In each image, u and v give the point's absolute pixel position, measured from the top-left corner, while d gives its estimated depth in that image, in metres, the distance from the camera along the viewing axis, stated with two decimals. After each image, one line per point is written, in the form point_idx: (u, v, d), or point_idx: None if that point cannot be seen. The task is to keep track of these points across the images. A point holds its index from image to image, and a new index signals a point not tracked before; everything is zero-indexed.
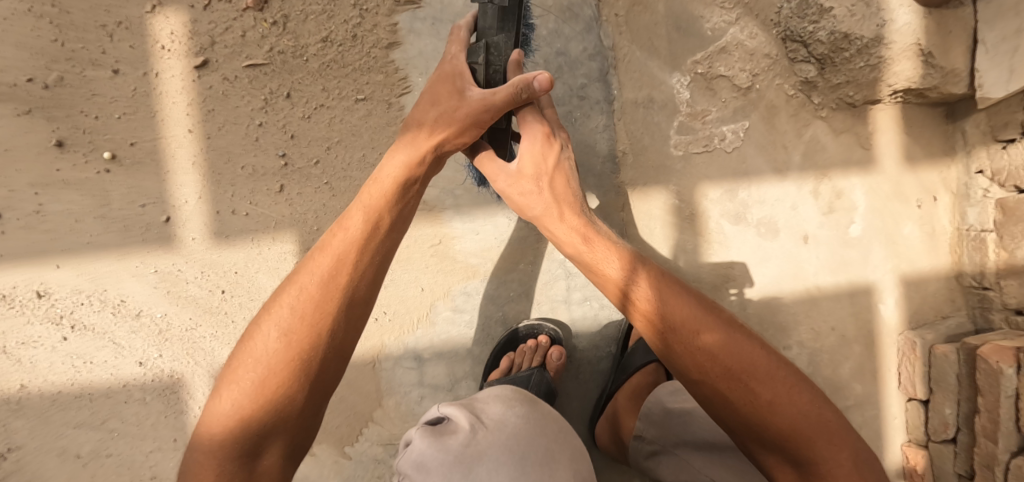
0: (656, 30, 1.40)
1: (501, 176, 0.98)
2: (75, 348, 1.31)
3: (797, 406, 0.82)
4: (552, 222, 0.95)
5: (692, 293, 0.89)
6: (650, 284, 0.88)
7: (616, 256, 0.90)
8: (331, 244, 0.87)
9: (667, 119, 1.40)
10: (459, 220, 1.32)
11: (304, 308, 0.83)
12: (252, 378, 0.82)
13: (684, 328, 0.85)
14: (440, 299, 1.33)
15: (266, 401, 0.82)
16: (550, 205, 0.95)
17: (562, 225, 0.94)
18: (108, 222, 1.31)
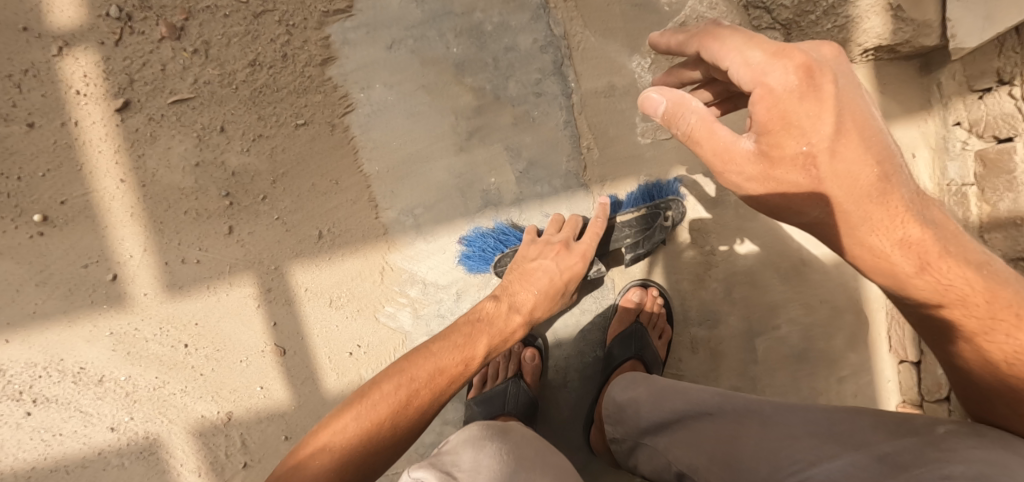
0: (610, 10, 1.26)
1: (763, 62, 0.72)
2: (40, 422, 1.24)
3: (960, 273, 0.78)
4: (810, 106, 0.74)
5: (823, 141, 0.75)
6: (865, 157, 0.77)
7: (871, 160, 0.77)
8: (420, 363, 0.95)
9: (633, 106, 1.28)
10: (421, 240, 1.25)
11: (453, 353, 0.99)
12: (416, 376, 0.93)
13: (881, 206, 0.79)
14: (414, 325, 1.27)
15: (417, 392, 0.92)
16: (807, 91, 0.73)
17: (815, 105, 0.74)
18: (50, 288, 1.23)
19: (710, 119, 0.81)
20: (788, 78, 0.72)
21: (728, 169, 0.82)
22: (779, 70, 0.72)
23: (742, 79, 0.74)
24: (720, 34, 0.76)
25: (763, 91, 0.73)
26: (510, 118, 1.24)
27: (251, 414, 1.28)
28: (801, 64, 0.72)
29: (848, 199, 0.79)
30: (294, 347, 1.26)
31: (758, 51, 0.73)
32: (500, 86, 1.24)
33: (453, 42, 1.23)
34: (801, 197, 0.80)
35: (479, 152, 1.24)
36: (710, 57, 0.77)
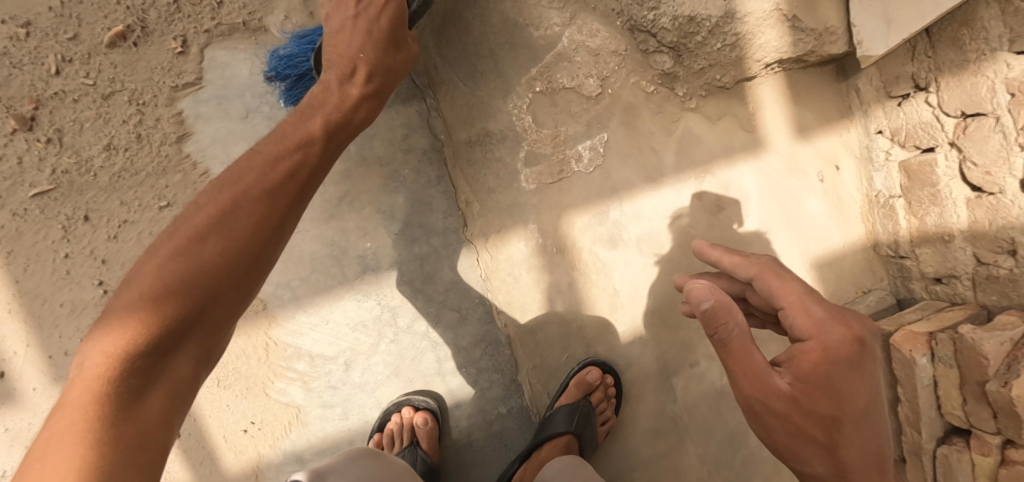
0: (477, 51, 1.18)
1: (836, 327, 0.75)
2: None
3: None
4: (854, 374, 0.75)
5: (853, 411, 0.75)
6: (871, 423, 0.76)
7: (874, 428, 0.76)
8: (283, 185, 0.73)
9: (513, 151, 1.21)
10: (301, 313, 1.20)
11: (238, 214, 0.70)
12: (210, 266, 0.68)
13: (880, 479, 0.76)
14: (307, 398, 1.23)
15: (215, 293, 0.68)
16: (855, 356, 0.75)
17: (849, 376, 0.74)
18: None
19: (748, 340, 0.75)
20: (829, 336, 0.75)
21: (753, 398, 0.76)
22: (817, 312, 0.76)
23: (793, 321, 0.77)
24: (783, 273, 0.80)
25: (814, 344, 0.75)
26: (380, 179, 1.18)
27: None
28: (853, 337, 0.75)
29: (844, 453, 0.75)
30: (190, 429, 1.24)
31: (817, 309, 0.76)
32: (366, 145, 1.17)
33: None
34: (804, 434, 0.75)
35: (350, 218, 1.18)
36: (767, 290, 0.79)
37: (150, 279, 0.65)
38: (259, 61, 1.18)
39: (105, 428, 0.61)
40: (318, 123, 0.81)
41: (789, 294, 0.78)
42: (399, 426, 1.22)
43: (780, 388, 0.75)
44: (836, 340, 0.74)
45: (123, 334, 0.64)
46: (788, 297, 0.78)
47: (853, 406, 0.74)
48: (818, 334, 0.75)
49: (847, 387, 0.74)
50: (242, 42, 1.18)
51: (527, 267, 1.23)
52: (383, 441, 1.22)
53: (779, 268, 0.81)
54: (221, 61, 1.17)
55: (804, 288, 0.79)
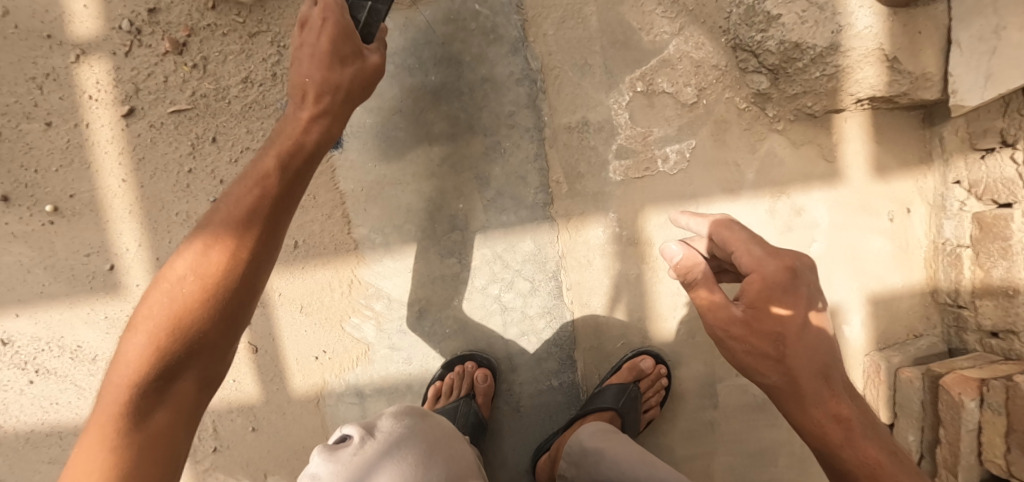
0: (590, 45, 1.27)
1: (772, 247, 0.86)
2: (44, 389, 1.40)
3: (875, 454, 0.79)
4: (795, 290, 0.83)
5: (789, 322, 0.83)
6: (816, 331, 0.84)
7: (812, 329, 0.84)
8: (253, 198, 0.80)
9: (605, 143, 1.29)
10: (388, 258, 1.30)
11: (187, 281, 0.77)
12: (163, 292, 0.77)
13: (825, 386, 0.83)
14: (377, 338, 1.33)
15: (190, 293, 0.76)
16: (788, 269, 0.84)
17: (789, 294, 0.83)
18: (52, 272, 1.36)
19: (711, 282, 0.89)
20: (755, 252, 0.85)
21: (705, 320, 0.89)
22: (739, 234, 0.88)
23: (726, 247, 0.89)
24: (732, 225, 0.90)
25: (756, 275, 0.84)
26: (480, 148, 1.27)
27: (223, 404, 1.38)
28: (789, 256, 0.86)
29: (784, 358, 0.84)
30: (266, 347, 1.35)
31: (741, 234, 0.88)
32: (475, 115, 1.27)
33: (431, 70, 1.26)
34: (755, 342, 0.85)
35: (449, 178, 1.28)
36: (720, 239, 0.90)
37: (132, 357, 0.75)
38: (394, 22, 1.26)
39: (117, 435, 0.73)
40: (313, 138, 0.87)
41: (728, 233, 0.89)
42: (461, 375, 1.29)
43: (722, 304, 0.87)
44: (773, 264, 0.83)
45: (143, 340, 0.76)
46: (726, 236, 0.89)
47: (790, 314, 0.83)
48: (747, 252, 0.86)
49: (778, 299, 0.83)
50: None
51: (601, 252, 1.31)
52: (442, 389, 1.30)
53: (719, 219, 0.93)
54: None
55: (740, 227, 0.90)
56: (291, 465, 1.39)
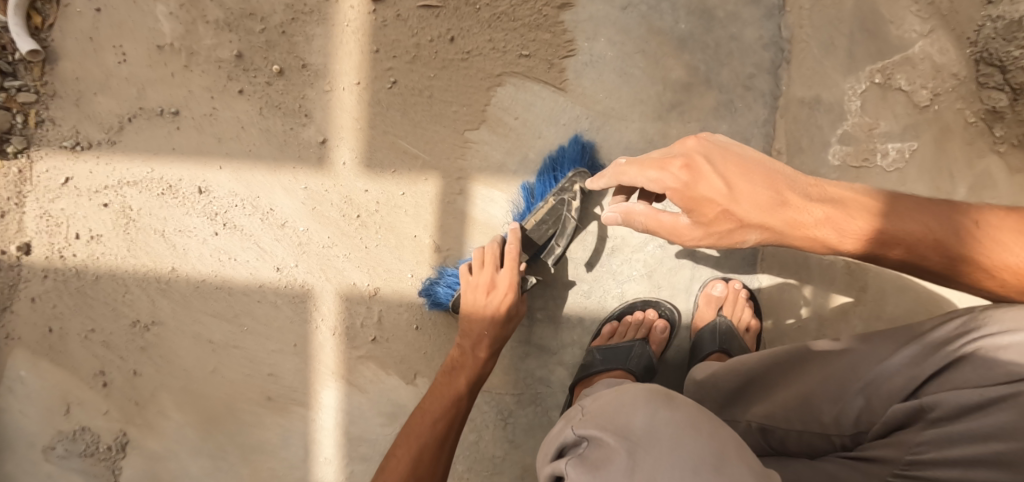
0: (840, 28, 1.30)
1: (702, 163, 0.90)
2: (228, 243, 1.44)
3: (1011, 250, 0.77)
4: (756, 176, 0.89)
5: (809, 218, 0.86)
6: (784, 184, 0.89)
7: (814, 216, 0.86)
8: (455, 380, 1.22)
9: (832, 125, 1.31)
10: (596, 190, 1.32)
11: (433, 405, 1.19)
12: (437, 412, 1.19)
13: (886, 215, 0.84)
14: (564, 265, 1.35)
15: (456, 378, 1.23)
16: (738, 165, 0.90)
17: (755, 181, 0.88)
18: (268, 133, 1.41)
19: (654, 212, 0.94)
20: (716, 183, 0.88)
21: (809, 240, 0.88)
22: (679, 177, 0.89)
23: (680, 201, 0.89)
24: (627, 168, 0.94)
25: (674, 195, 0.90)
26: (711, 103, 1.30)
27: (395, 295, 1.40)
28: (728, 163, 0.90)
29: (868, 214, 0.85)
30: (450, 249, 1.38)
31: (653, 174, 0.91)
32: (714, 70, 1.30)
33: (682, 19, 1.30)
34: (883, 255, 0.85)
35: (675, 124, 1.30)
36: (630, 177, 0.94)
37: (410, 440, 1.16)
38: None
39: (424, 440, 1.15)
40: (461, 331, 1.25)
41: (630, 174, 0.93)
42: (637, 319, 1.31)
43: (789, 205, 0.87)
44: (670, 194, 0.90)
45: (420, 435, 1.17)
46: (641, 179, 0.93)
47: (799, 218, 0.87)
48: (711, 188, 0.87)
49: (766, 210, 0.87)
50: None
51: None
52: (612, 329, 1.32)
53: (664, 155, 0.95)
54: None
55: (682, 152, 0.92)
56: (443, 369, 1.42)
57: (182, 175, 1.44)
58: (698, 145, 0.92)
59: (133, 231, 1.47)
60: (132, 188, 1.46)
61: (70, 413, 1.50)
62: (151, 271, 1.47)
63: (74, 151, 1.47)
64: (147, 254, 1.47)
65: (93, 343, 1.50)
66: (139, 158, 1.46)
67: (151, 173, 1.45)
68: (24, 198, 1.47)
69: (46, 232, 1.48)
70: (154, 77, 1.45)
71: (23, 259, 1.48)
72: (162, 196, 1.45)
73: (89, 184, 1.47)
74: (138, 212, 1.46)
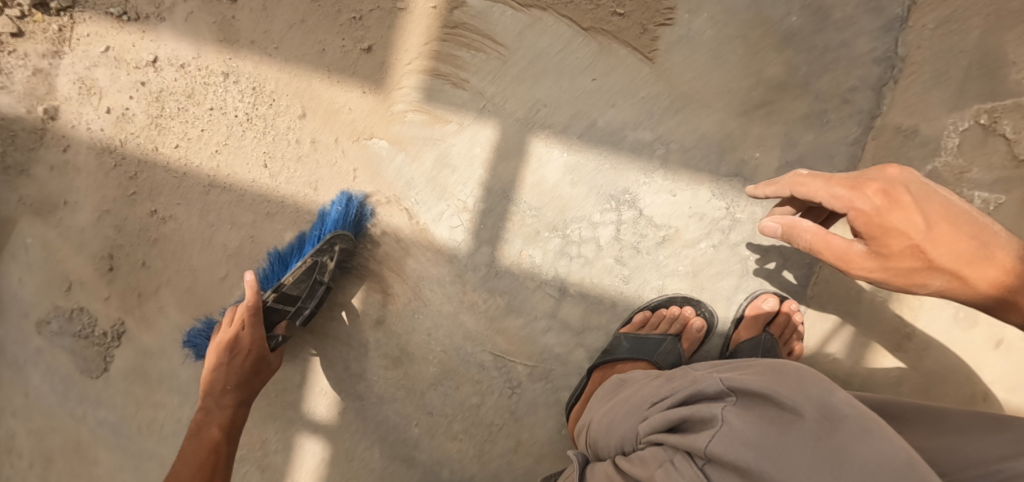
0: (957, 57, 1.21)
1: (904, 192, 0.85)
2: (265, 150, 1.35)
3: None
4: (963, 224, 0.83)
5: (1004, 273, 0.79)
6: (988, 239, 0.82)
7: (1009, 273, 0.79)
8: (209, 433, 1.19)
9: (923, 159, 1.23)
10: (661, 175, 1.24)
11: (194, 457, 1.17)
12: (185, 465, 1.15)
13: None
14: (608, 249, 1.27)
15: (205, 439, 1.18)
16: (942, 206, 0.84)
17: (959, 229, 0.83)
18: (322, 41, 1.30)
19: (825, 232, 0.91)
20: (914, 217, 0.83)
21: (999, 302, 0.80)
22: (871, 201, 0.86)
23: (863, 226, 0.86)
24: (805, 180, 0.93)
25: (854, 217, 0.87)
26: (803, 109, 1.21)
27: (427, 242, 1.32)
28: (932, 202, 0.85)
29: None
30: (493, 206, 1.29)
31: (842, 192, 0.88)
32: (814, 74, 1.21)
33: (795, 12, 1.20)
34: None
35: (759, 124, 1.22)
36: (805, 192, 0.93)
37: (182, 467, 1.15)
38: None
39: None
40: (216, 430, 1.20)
41: (811, 186, 0.92)
42: (673, 314, 1.25)
43: (991, 261, 0.80)
44: (853, 217, 0.87)
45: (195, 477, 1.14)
46: (820, 191, 0.91)
47: (991, 270, 0.80)
48: (906, 220, 0.83)
49: (951, 251, 0.82)
50: None
51: None
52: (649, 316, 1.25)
53: (854, 177, 0.92)
54: None
55: (881, 179, 0.88)
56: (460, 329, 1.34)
57: (231, 68, 1.34)
58: (898, 178, 0.88)
59: (168, 116, 1.38)
60: (175, 72, 1.37)
61: (70, 290, 1.45)
62: (178, 163, 1.39)
63: (120, 20, 1.39)
64: (176, 144, 1.38)
65: (105, 226, 1.44)
66: (187, 42, 1.36)
67: (197, 60, 1.36)
68: (60, 60, 1.40)
69: (77, 100, 1.41)
70: None
71: (48, 124, 1.42)
72: (205, 87, 1.36)
73: (130, 59, 1.39)
74: (176, 98, 1.37)
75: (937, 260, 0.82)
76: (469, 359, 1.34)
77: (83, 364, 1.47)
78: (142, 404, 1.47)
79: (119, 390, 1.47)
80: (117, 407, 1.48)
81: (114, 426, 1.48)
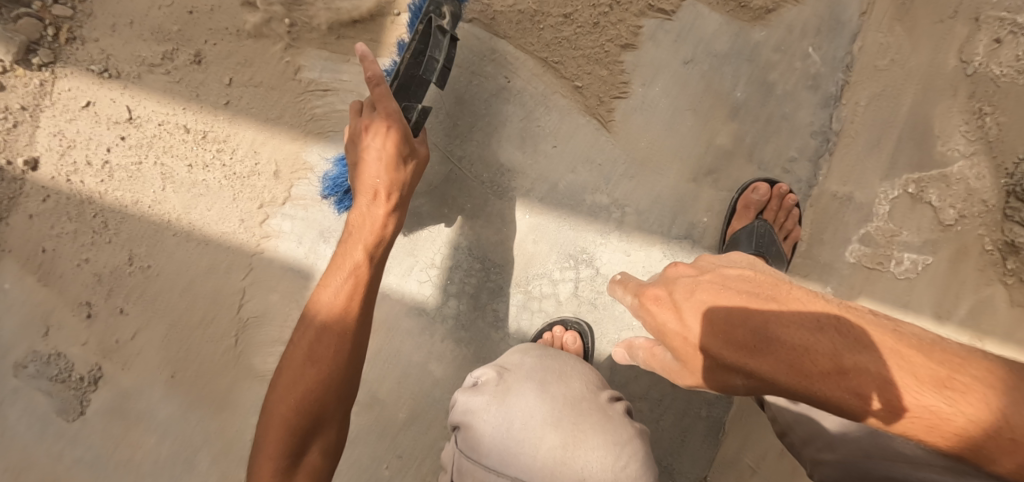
0: (889, 130, 1.30)
1: (696, 301, 0.81)
2: (242, 205, 1.40)
3: None
4: (761, 308, 0.76)
5: (836, 361, 0.68)
6: (868, 336, 0.69)
7: (841, 357, 0.68)
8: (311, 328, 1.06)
9: (857, 223, 1.32)
10: (617, 236, 1.32)
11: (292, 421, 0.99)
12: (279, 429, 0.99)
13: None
14: (568, 302, 1.35)
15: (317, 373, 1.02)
16: (755, 302, 0.76)
17: (757, 313, 0.75)
18: (297, 103, 1.37)
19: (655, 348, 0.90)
20: (706, 312, 0.79)
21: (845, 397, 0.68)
22: (664, 309, 0.86)
23: (666, 337, 0.85)
24: (641, 300, 0.92)
25: (657, 323, 0.87)
26: (749, 176, 1.30)
27: (397, 294, 1.38)
28: (707, 289, 0.82)
29: (994, 387, 0.63)
30: (460, 262, 1.36)
31: (699, 329, 0.79)
32: (759, 145, 1.30)
33: (740, 86, 1.29)
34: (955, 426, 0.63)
35: (707, 190, 1.31)
36: (625, 304, 0.97)
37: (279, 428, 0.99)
38: (728, 27, 1.29)
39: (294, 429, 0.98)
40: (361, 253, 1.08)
41: (668, 333, 0.85)
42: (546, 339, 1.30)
43: (810, 346, 0.70)
44: (662, 326, 0.86)
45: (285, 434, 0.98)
46: (668, 329, 0.85)
47: (820, 361, 0.69)
48: (692, 321, 0.80)
49: (765, 344, 0.72)
50: (723, 9, 1.29)
51: None
52: (566, 339, 1.28)
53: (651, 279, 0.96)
54: (698, 10, 1.30)
55: (663, 282, 0.91)
56: (429, 377, 1.40)
57: (207, 128, 1.40)
58: (683, 271, 0.90)
59: (144, 169, 1.43)
60: (154, 128, 1.42)
61: (48, 335, 1.48)
62: (154, 214, 1.44)
63: (100, 76, 1.43)
64: (151, 195, 1.43)
65: (84, 273, 1.48)
66: (165, 101, 1.41)
67: (174, 118, 1.41)
68: (40, 113, 1.44)
69: (58, 152, 1.45)
70: (196, 21, 1.38)
71: (28, 175, 1.45)
72: (181, 144, 1.41)
73: (110, 114, 1.44)
74: (150, 153, 1.42)
75: (751, 356, 0.73)
76: (437, 405, 1.40)
77: (60, 407, 1.49)
78: (119, 443, 1.49)
79: (95, 432, 1.50)
80: (92, 448, 1.50)
81: (89, 468, 1.50)
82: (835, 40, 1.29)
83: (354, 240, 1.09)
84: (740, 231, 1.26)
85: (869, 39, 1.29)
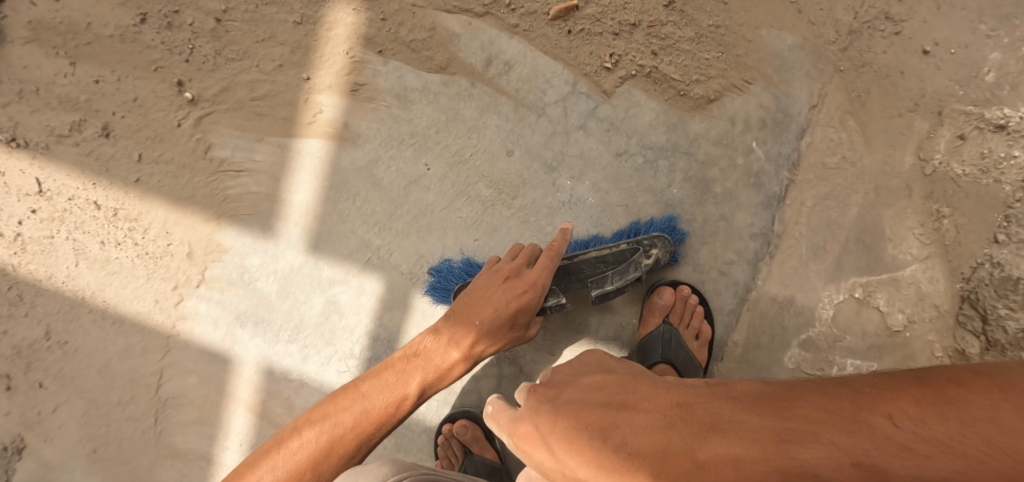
0: (836, 232, 1.20)
1: (561, 430, 0.76)
2: (159, 286, 1.35)
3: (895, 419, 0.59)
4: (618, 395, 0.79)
5: (680, 405, 0.72)
6: (709, 417, 0.69)
7: (684, 400, 0.73)
8: None
9: (797, 328, 1.23)
10: (540, 335, 1.26)
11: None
12: None
13: (827, 395, 0.65)
14: (488, 399, 1.30)
15: (321, 443, 0.98)
16: (608, 420, 0.74)
17: (621, 394, 0.79)
18: (210, 184, 1.30)
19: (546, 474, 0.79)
20: (577, 430, 0.75)
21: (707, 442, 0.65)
22: (540, 430, 0.80)
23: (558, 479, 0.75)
24: (528, 435, 0.82)
25: (534, 447, 0.80)
26: (681, 278, 1.23)
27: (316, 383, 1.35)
28: (568, 408, 0.80)
29: (822, 420, 0.62)
30: (381, 355, 1.31)
31: (571, 462, 0.73)
32: (694, 245, 1.22)
33: (676, 183, 1.21)
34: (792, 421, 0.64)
35: (637, 290, 1.24)
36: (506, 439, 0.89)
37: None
38: (665, 119, 1.20)
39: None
40: None
41: (550, 472, 0.77)
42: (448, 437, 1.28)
43: (665, 404, 0.74)
44: (545, 457, 0.78)
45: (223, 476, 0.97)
46: (548, 467, 0.77)
47: (671, 408, 0.73)
48: (567, 429, 0.76)
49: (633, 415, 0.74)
50: (660, 96, 1.20)
51: None
52: (456, 432, 1.25)
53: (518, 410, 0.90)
54: (633, 97, 1.20)
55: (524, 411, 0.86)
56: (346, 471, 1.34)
57: (119, 204, 1.32)
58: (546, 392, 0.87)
59: (56, 243, 1.33)
60: (65, 202, 1.31)
61: None
62: (67, 291, 1.35)
63: (8, 145, 1.29)
64: (62, 272, 1.35)
65: (1, 346, 1.36)
66: (74, 175, 1.31)
67: (80, 193, 1.31)
68: None
69: None
70: (104, 91, 1.29)
71: None
72: (92, 221, 1.32)
73: (21, 185, 1.31)
74: (59, 227, 1.33)
75: (624, 428, 0.72)
76: None
77: None
78: None
79: None
80: None
81: None
82: (781, 135, 1.19)
83: (414, 366, 1.05)
84: (648, 338, 1.19)
85: (819, 135, 1.19)
